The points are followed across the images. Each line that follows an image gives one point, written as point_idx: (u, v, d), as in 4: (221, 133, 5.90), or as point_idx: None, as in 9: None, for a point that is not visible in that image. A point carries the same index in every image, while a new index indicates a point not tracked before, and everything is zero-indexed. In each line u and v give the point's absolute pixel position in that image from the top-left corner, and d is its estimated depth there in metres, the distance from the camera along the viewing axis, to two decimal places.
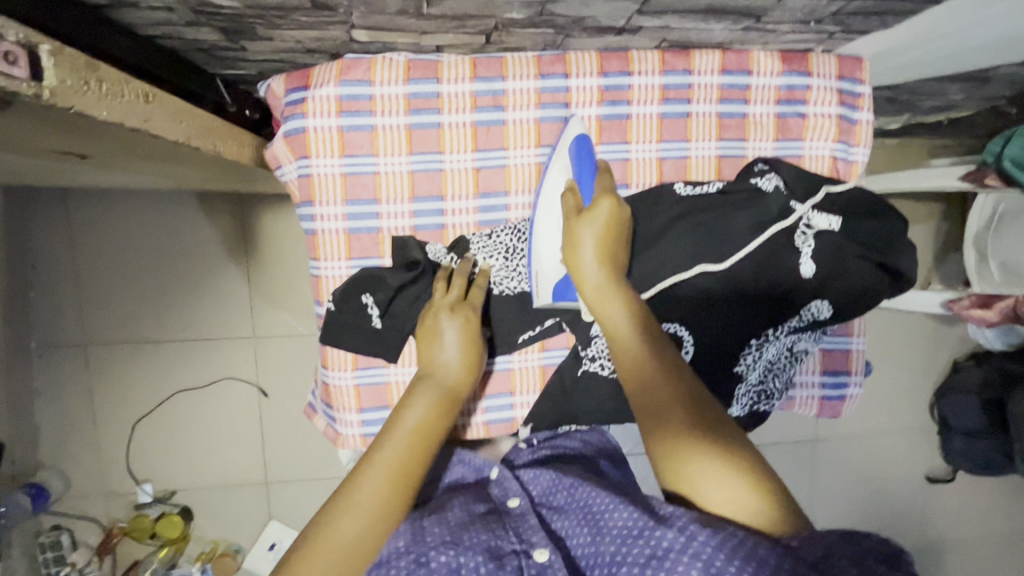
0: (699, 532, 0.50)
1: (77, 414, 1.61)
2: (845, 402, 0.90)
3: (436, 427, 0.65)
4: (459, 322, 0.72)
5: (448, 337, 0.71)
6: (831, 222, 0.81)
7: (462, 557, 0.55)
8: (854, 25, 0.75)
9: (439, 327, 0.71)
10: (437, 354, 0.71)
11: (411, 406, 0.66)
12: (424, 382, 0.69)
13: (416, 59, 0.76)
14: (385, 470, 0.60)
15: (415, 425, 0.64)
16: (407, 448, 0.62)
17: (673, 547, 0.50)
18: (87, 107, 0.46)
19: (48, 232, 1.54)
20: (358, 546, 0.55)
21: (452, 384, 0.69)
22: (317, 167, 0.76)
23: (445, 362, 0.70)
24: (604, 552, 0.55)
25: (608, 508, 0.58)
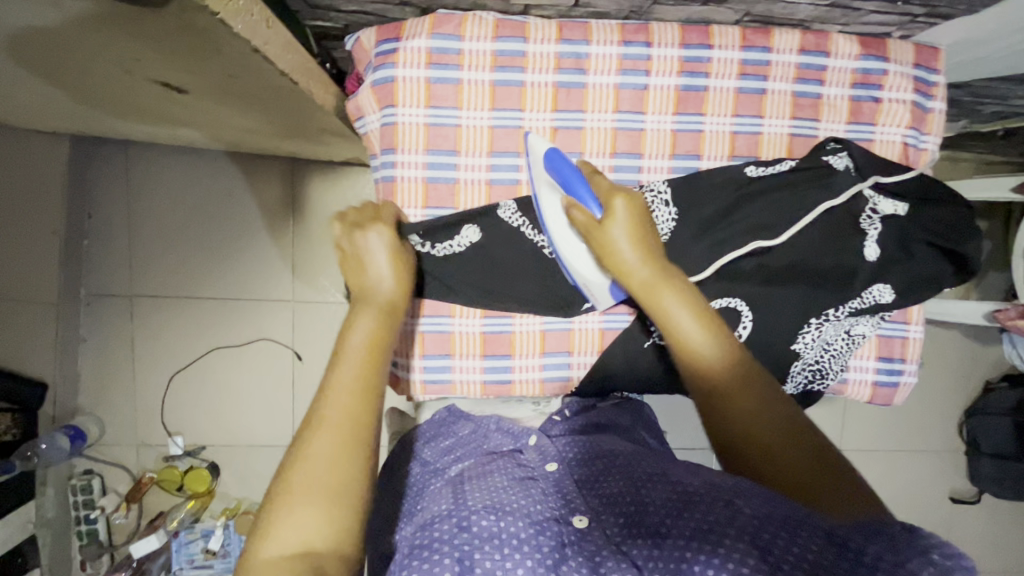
0: (746, 507, 0.53)
1: (118, 363, 1.65)
2: (897, 390, 0.90)
3: (382, 340, 0.64)
4: (382, 232, 0.72)
5: (376, 258, 0.70)
6: (897, 208, 0.83)
7: (502, 523, 0.56)
8: (939, 7, 0.77)
9: (369, 250, 0.70)
10: (367, 274, 0.69)
11: (353, 326, 0.64)
12: (359, 305, 0.67)
13: (504, 19, 0.78)
14: (347, 389, 0.58)
15: (360, 343, 0.62)
16: (361, 367, 0.60)
17: (719, 521, 0.52)
18: (229, 17, 0.51)
19: (108, 183, 1.59)
20: (337, 460, 0.54)
21: (387, 299, 0.68)
22: (402, 116, 0.78)
23: (378, 280, 0.69)
24: (644, 533, 0.55)
25: (653, 483, 0.61)
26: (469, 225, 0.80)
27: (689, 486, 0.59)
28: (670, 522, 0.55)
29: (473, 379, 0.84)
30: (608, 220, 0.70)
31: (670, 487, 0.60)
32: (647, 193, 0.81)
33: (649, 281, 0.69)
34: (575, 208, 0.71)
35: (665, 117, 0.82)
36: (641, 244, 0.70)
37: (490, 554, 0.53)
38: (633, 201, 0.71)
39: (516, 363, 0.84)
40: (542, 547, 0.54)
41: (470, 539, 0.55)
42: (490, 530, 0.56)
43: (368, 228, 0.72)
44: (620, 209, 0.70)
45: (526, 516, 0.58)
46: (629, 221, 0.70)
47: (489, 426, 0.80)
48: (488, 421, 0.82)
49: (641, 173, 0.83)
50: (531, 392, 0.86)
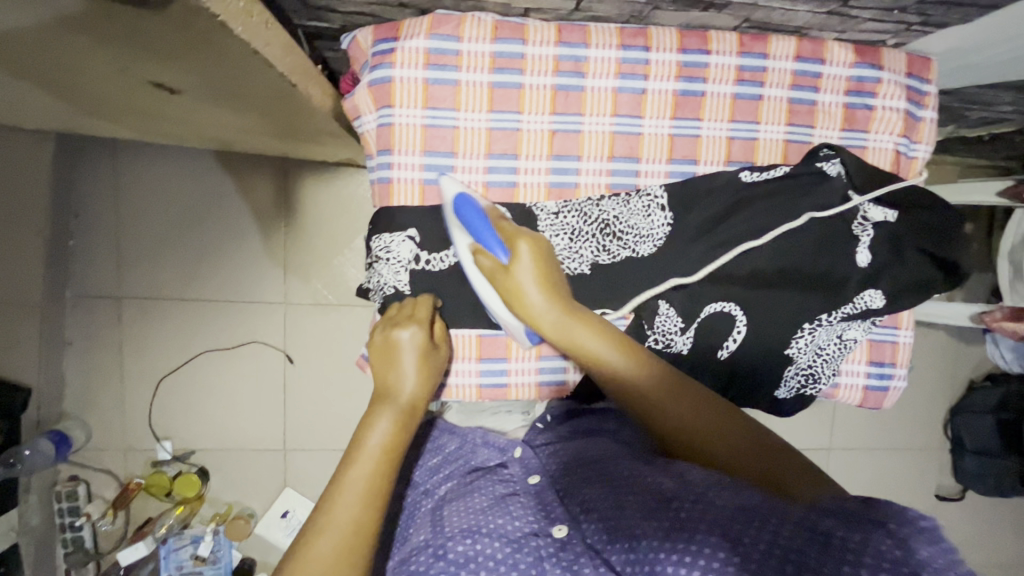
0: (717, 498, 0.52)
1: (104, 366, 1.62)
2: (888, 393, 0.92)
3: (400, 443, 0.63)
4: (418, 334, 0.72)
5: (404, 361, 0.70)
6: (887, 215, 0.84)
7: (478, 545, 0.58)
8: (933, 17, 0.78)
9: (401, 351, 0.71)
10: (392, 374, 0.69)
11: (373, 426, 0.63)
12: (380, 403, 0.66)
13: (504, 21, 0.78)
14: (360, 489, 0.58)
15: (380, 445, 0.62)
16: (378, 467, 0.60)
17: (691, 517, 0.52)
18: (230, 19, 0.50)
19: (94, 184, 1.55)
20: (341, 568, 0.53)
21: (409, 400, 0.67)
22: (400, 117, 0.78)
23: (403, 380, 0.68)
24: (618, 540, 0.55)
25: (623, 489, 0.59)
26: None
27: (656, 489, 0.57)
28: (646, 520, 0.54)
29: (469, 383, 0.84)
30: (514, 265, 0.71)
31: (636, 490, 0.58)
32: (644, 196, 0.82)
33: (560, 319, 0.68)
34: (481, 253, 0.73)
35: (663, 121, 0.82)
36: (547, 281, 0.70)
37: None
38: (532, 243, 0.72)
39: (512, 366, 0.84)
40: (515, 566, 0.55)
41: (446, 565, 0.56)
42: (465, 554, 0.57)
43: (404, 327, 0.72)
44: (523, 251, 0.71)
45: (504, 536, 0.59)
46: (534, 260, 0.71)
47: (476, 439, 0.80)
48: (474, 433, 0.81)
49: (639, 177, 0.83)
50: (527, 396, 0.86)
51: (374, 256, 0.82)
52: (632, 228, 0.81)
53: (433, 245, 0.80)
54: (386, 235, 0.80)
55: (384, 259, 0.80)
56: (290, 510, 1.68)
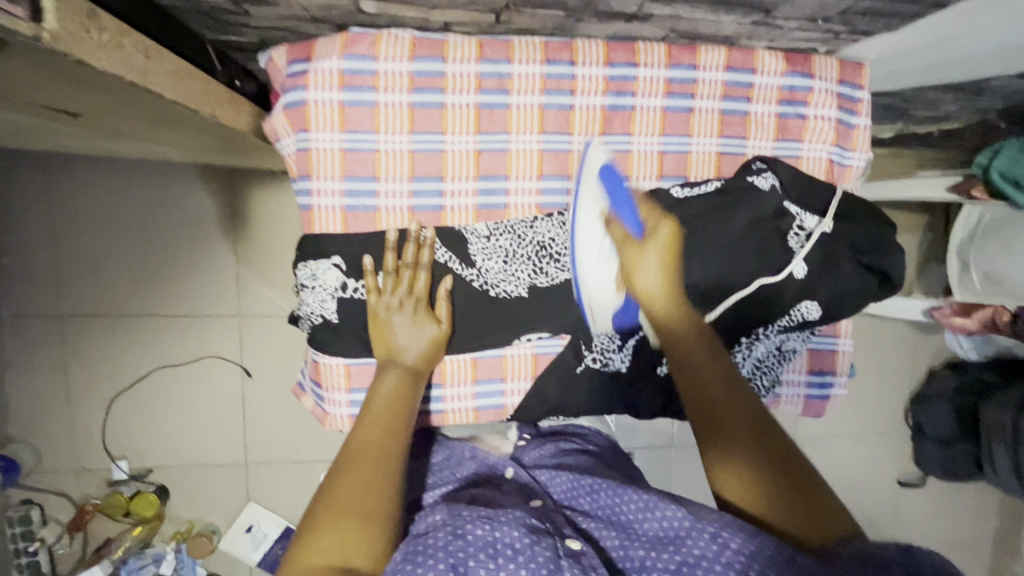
0: (732, 539, 0.51)
1: (51, 386, 1.57)
2: (830, 401, 0.92)
3: (410, 396, 0.69)
4: (415, 314, 0.75)
5: (403, 327, 0.74)
6: (823, 224, 0.82)
7: (497, 531, 0.55)
8: (860, 26, 0.77)
9: (398, 326, 0.74)
10: (394, 341, 0.74)
11: (379, 379, 0.70)
12: (388, 367, 0.72)
13: (422, 37, 0.75)
14: (375, 417, 0.66)
15: (388, 392, 0.69)
16: (390, 408, 0.67)
17: (704, 555, 0.51)
18: (88, 55, 0.47)
19: (30, 198, 1.49)
20: (370, 489, 0.57)
21: (412, 365, 0.73)
22: (316, 142, 0.74)
23: (408, 348, 0.73)
24: (633, 555, 0.56)
25: (637, 516, 0.60)
26: None
27: (669, 520, 0.56)
28: (654, 551, 0.55)
29: None
30: (643, 247, 0.70)
31: (651, 520, 0.58)
32: None
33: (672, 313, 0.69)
34: (615, 221, 0.71)
35: (592, 137, 0.80)
36: (670, 270, 0.71)
37: (484, 563, 0.52)
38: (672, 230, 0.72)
39: (448, 393, 0.82)
40: (538, 557, 0.53)
41: (464, 546, 0.53)
42: (486, 538, 0.54)
43: (403, 302, 0.74)
44: (648, 253, 0.70)
45: (520, 525, 0.56)
46: (664, 249, 0.71)
47: (464, 453, 0.84)
48: (462, 447, 0.85)
49: (570, 196, 0.81)
50: (463, 421, 0.84)
51: (300, 284, 0.79)
52: (568, 249, 0.79)
53: (360, 273, 0.77)
54: (311, 262, 0.77)
55: (310, 286, 0.77)
56: (254, 523, 1.66)
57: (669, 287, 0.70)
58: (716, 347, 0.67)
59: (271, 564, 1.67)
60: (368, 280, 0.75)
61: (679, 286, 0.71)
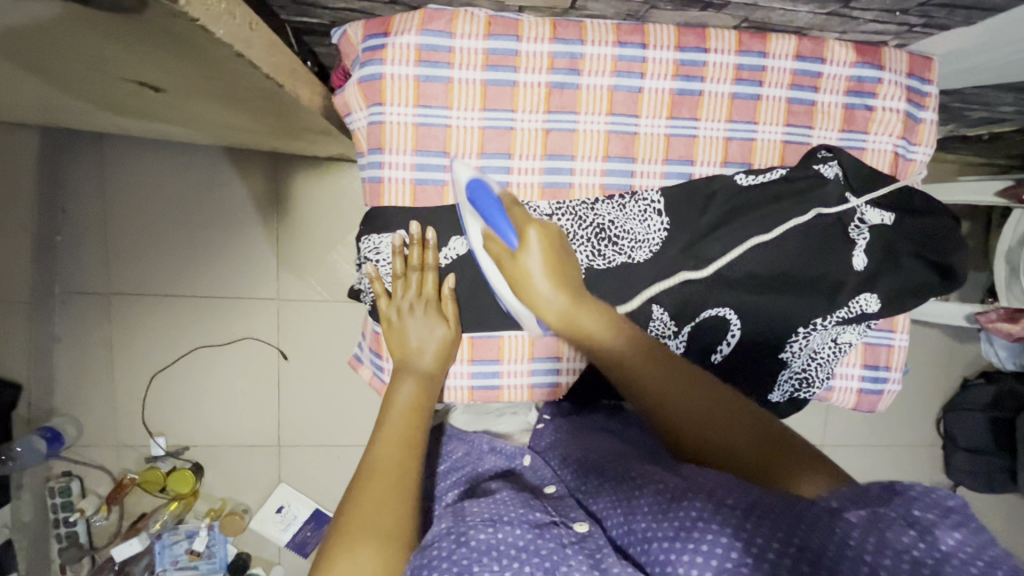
0: (729, 503, 0.50)
1: (95, 363, 1.61)
2: (881, 397, 0.91)
3: (423, 403, 0.72)
4: (432, 316, 0.77)
5: (411, 328, 0.77)
6: (885, 217, 0.84)
7: (500, 533, 0.54)
8: (936, 18, 0.76)
9: (417, 328, 0.77)
10: (408, 343, 0.77)
11: (396, 390, 0.73)
12: (400, 372, 0.75)
13: (497, 16, 0.76)
14: (397, 425, 0.68)
15: (406, 403, 0.71)
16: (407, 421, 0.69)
17: (701, 517, 0.49)
18: (209, 22, 0.48)
19: (84, 178, 1.53)
20: (388, 505, 0.58)
21: (426, 369, 0.76)
22: (390, 115, 0.76)
23: (421, 351, 0.76)
24: (638, 526, 0.54)
25: (640, 489, 0.59)
26: (456, 236, 0.80)
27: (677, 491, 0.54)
28: (655, 521, 0.53)
29: (461, 385, 0.83)
30: (522, 254, 0.71)
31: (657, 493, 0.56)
32: (640, 200, 0.80)
33: (567, 307, 0.69)
34: (491, 238, 0.73)
35: (659, 121, 0.80)
36: (556, 270, 0.71)
37: (490, 566, 0.50)
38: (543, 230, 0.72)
39: (505, 369, 0.83)
40: (542, 550, 0.53)
41: (468, 551, 0.51)
42: (489, 542, 0.52)
43: (412, 305, 0.77)
44: (531, 238, 0.71)
45: (525, 522, 0.57)
46: (545, 254, 0.71)
47: (482, 446, 0.82)
48: (480, 440, 0.83)
49: (634, 178, 0.82)
50: (518, 398, 0.85)
51: (363, 257, 0.82)
52: (629, 234, 0.80)
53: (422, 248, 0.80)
54: (373, 237, 0.80)
55: (373, 259, 0.81)
56: (284, 505, 1.69)
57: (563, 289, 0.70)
58: (630, 330, 0.68)
59: (300, 545, 1.70)
60: (375, 286, 0.80)
61: (569, 274, 0.72)
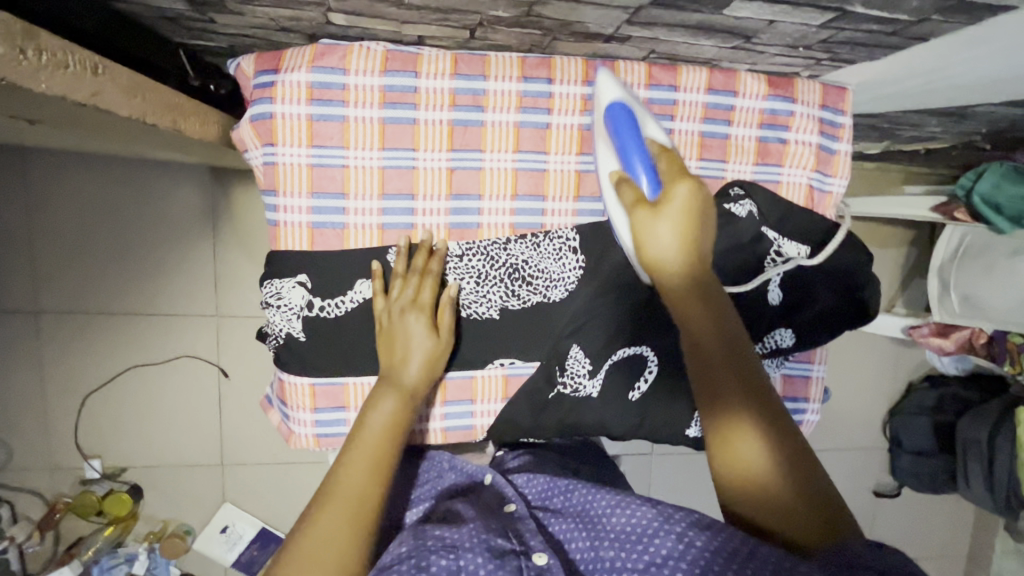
0: (698, 538, 0.52)
1: (22, 384, 1.54)
2: (801, 427, 0.92)
3: (400, 426, 0.66)
4: (421, 312, 0.72)
5: (404, 339, 0.70)
6: (800, 251, 0.82)
7: (462, 559, 0.54)
8: (841, 54, 0.74)
9: (406, 328, 0.71)
10: (398, 352, 0.71)
11: (375, 405, 0.66)
12: (383, 384, 0.69)
13: (395, 50, 0.73)
14: (368, 449, 0.62)
15: (383, 423, 0.65)
16: (379, 442, 0.64)
17: (670, 554, 0.52)
18: (22, 79, 0.44)
19: (2, 191, 1.45)
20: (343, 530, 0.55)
21: (410, 384, 0.70)
22: (283, 156, 0.72)
23: (406, 365, 0.70)
24: (603, 557, 0.57)
25: (607, 515, 0.62)
26: (361, 279, 0.75)
27: (639, 519, 0.58)
28: (622, 550, 0.56)
29: None
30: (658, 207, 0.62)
31: (619, 520, 0.60)
32: (555, 239, 0.78)
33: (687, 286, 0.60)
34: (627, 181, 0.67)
35: (568, 157, 0.78)
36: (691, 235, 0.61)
37: None
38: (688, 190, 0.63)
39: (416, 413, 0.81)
40: None
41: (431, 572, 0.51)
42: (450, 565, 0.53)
43: (409, 316, 0.71)
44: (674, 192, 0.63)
45: (484, 549, 0.56)
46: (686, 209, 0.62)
47: (442, 463, 0.80)
48: (441, 456, 0.81)
49: (545, 217, 0.79)
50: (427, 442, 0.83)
51: (266, 303, 0.76)
52: (543, 272, 0.78)
53: (327, 291, 0.74)
54: (276, 280, 0.74)
55: (276, 305, 0.74)
56: (230, 524, 1.65)
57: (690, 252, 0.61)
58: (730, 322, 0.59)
59: (247, 564, 1.66)
60: (374, 283, 0.73)
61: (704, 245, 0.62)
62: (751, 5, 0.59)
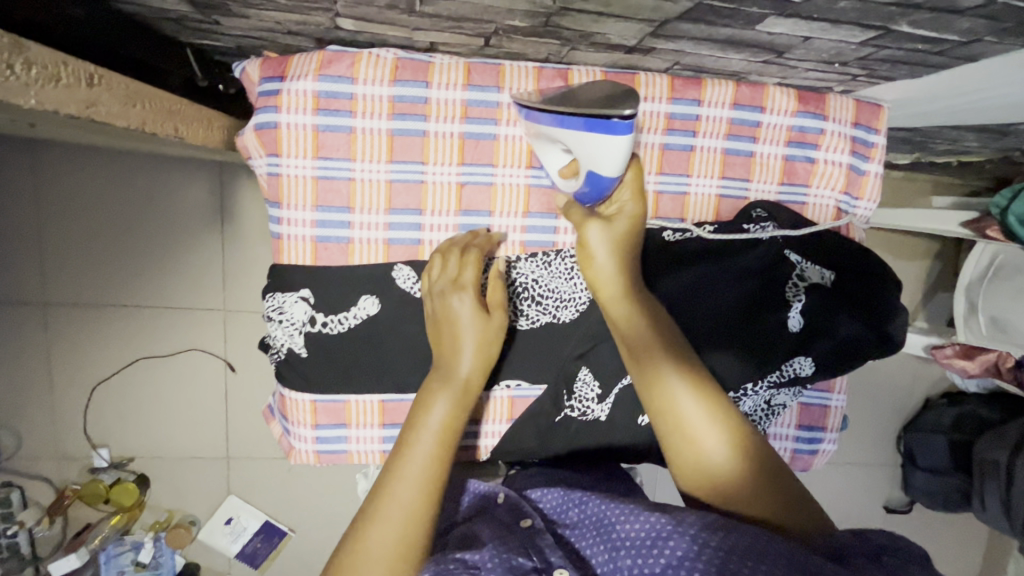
0: (712, 539, 0.49)
1: (33, 372, 1.55)
2: (816, 456, 0.89)
3: (457, 426, 0.59)
4: (468, 297, 0.65)
5: (463, 324, 0.64)
6: (823, 276, 0.79)
7: None
8: (879, 71, 0.70)
9: (453, 314, 0.65)
10: (454, 346, 0.64)
11: (429, 406, 0.59)
12: (437, 381, 0.62)
13: (406, 59, 0.70)
14: (423, 456, 0.56)
15: (440, 423, 0.59)
16: (437, 445, 0.57)
17: (686, 556, 0.49)
18: (10, 95, 0.42)
19: (13, 180, 1.44)
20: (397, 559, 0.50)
21: (464, 377, 0.62)
22: (287, 167, 0.70)
23: (461, 359, 0.63)
24: (622, 566, 0.53)
25: (619, 519, 0.57)
26: (366, 295, 0.72)
27: (649, 525, 0.54)
28: (639, 557, 0.52)
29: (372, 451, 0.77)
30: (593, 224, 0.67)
31: (630, 523, 0.55)
32: (566, 259, 0.75)
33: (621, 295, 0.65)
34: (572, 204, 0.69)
35: None
36: (623, 249, 0.67)
37: None
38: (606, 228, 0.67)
39: None
40: None
41: None
42: None
43: (457, 297, 0.65)
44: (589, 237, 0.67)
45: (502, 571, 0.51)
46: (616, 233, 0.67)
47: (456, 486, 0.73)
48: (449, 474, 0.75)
49: (557, 235, 0.76)
50: None
51: (267, 315, 0.73)
52: (553, 292, 0.74)
53: (329, 307, 0.71)
54: (278, 294, 0.72)
55: (277, 319, 0.72)
56: (234, 517, 1.66)
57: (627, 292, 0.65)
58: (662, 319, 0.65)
59: (250, 556, 1.67)
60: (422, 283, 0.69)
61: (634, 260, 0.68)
62: (788, 21, 0.55)
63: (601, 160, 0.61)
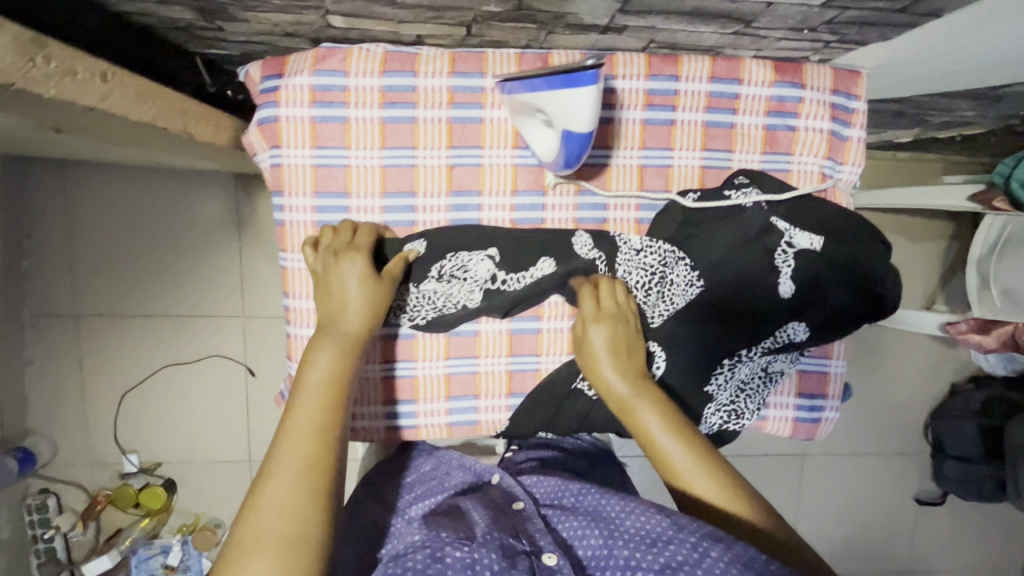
0: (712, 549, 0.50)
1: (67, 382, 1.63)
2: (820, 425, 0.88)
3: (343, 376, 0.64)
4: (355, 261, 0.70)
5: (347, 290, 0.69)
6: (813, 242, 0.78)
7: (476, 552, 0.54)
8: (850, 35, 0.72)
9: (340, 281, 0.69)
10: (335, 311, 0.68)
11: (310, 364, 0.64)
12: (323, 339, 0.67)
13: (393, 52, 0.74)
14: (311, 409, 0.60)
15: (321, 380, 0.63)
16: (324, 399, 0.62)
17: (687, 560, 0.51)
18: (32, 84, 0.47)
19: (47, 200, 1.54)
20: (296, 503, 0.53)
21: (348, 334, 0.67)
22: (288, 158, 0.74)
23: (346, 317, 0.68)
24: (616, 555, 0.55)
25: (622, 515, 0.60)
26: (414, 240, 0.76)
27: (653, 526, 0.56)
28: (638, 551, 0.54)
29: (379, 425, 0.81)
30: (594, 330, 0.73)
31: (635, 521, 0.58)
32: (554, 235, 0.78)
33: (628, 397, 0.69)
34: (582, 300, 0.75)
35: None
36: (619, 353, 0.72)
37: None
38: (606, 328, 0.73)
39: (421, 409, 0.81)
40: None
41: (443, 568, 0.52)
42: (464, 561, 0.53)
43: (342, 258, 0.70)
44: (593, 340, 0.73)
45: (493, 545, 0.57)
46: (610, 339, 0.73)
47: (451, 462, 0.83)
48: (450, 456, 0.84)
49: (545, 212, 0.79)
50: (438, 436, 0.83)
51: (443, 276, 0.77)
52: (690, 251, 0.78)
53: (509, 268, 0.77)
54: (464, 253, 0.76)
55: (460, 278, 0.77)
56: None
57: (627, 376, 0.71)
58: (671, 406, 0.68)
59: None
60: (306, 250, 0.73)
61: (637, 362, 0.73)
62: None
63: (571, 116, 0.63)
